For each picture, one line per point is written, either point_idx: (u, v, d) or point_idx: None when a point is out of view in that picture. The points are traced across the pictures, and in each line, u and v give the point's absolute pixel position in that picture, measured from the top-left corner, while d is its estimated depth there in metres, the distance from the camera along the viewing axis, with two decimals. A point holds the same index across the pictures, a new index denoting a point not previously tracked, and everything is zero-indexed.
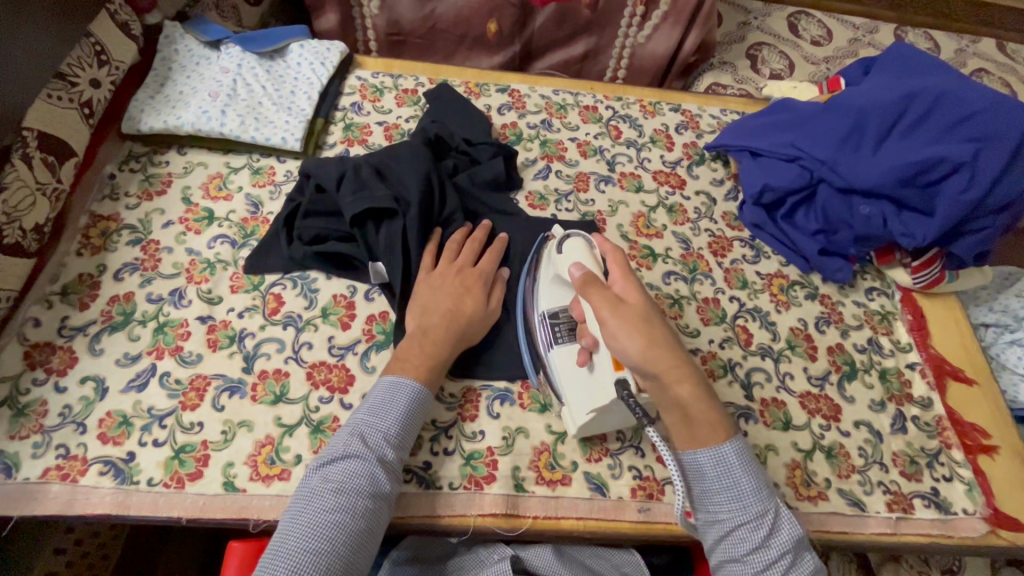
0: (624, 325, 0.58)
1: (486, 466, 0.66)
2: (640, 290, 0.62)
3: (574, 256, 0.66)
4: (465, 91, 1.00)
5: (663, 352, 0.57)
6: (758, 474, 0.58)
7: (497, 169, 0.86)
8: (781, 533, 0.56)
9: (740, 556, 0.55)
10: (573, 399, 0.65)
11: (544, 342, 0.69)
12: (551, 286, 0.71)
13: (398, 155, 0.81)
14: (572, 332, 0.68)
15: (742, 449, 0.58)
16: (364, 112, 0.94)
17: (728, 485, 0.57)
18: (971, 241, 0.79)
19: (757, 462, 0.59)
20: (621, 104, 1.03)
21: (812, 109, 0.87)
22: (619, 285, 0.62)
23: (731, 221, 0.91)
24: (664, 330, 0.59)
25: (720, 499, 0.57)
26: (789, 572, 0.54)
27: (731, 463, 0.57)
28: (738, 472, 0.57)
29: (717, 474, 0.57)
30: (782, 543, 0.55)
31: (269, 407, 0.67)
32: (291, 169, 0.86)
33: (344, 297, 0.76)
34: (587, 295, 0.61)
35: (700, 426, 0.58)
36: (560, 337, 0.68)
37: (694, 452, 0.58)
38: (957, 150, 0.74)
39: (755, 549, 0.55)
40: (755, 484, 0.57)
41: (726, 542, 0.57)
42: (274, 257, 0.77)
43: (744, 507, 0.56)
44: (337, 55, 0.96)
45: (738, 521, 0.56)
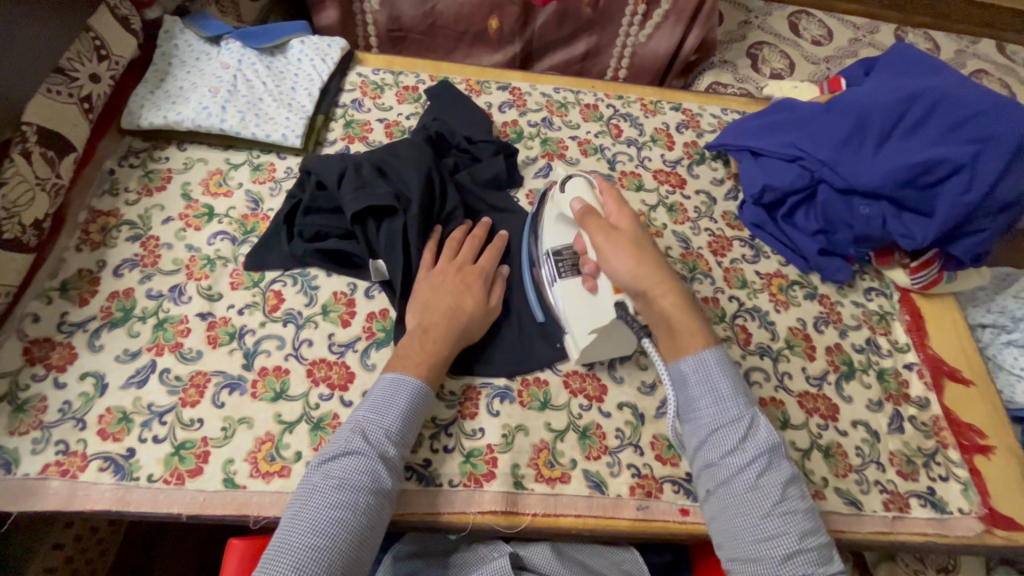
0: (616, 247, 0.62)
1: (485, 463, 0.67)
2: (633, 219, 0.66)
3: (575, 192, 0.69)
4: (466, 88, 1.00)
5: (652, 270, 0.61)
6: (737, 381, 0.59)
7: (498, 167, 0.86)
8: (760, 436, 0.57)
9: (718, 462, 0.56)
10: (576, 325, 0.68)
11: (548, 277, 0.72)
12: (554, 225, 0.73)
13: (400, 153, 0.81)
14: (575, 266, 0.71)
15: (722, 354, 0.60)
16: (365, 109, 0.94)
17: (707, 389, 0.59)
18: (969, 244, 0.79)
19: (739, 371, 0.61)
20: (622, 103, 1.03)
21: (813, 109, 0.87)
22: (614, 214, 0.66)
23: (731, 221, 0.91)
24: (656, 252, 0.63)
25: (701, 404, 0.59)
26: (764, 475, 0.55)
27: (711, 367, 0.59)
28: (717, 375, 0.59)
29: (699, 376, 0.59)
30: (759, 444, 0.56)
31: (269, 404, 0.67)
32: (291, 166, 0.86)
33: (344, 294, 0.76)
34: (584, 224, 0.66)
35: (682, 336, 0.61)
36: (564, 270, 0.70)
37: (679, 360, 0.61)
38: (957, 151, 0.75)
39: (731, 451, 0.56)
40: (735, 388, 0.59)
41: (704, 450, 0.58)
42: (274, 255, 0.77)
43: (723, 411, 0.58)
44: (338, 52, 0.96)
45: (715, 423, 0.57)
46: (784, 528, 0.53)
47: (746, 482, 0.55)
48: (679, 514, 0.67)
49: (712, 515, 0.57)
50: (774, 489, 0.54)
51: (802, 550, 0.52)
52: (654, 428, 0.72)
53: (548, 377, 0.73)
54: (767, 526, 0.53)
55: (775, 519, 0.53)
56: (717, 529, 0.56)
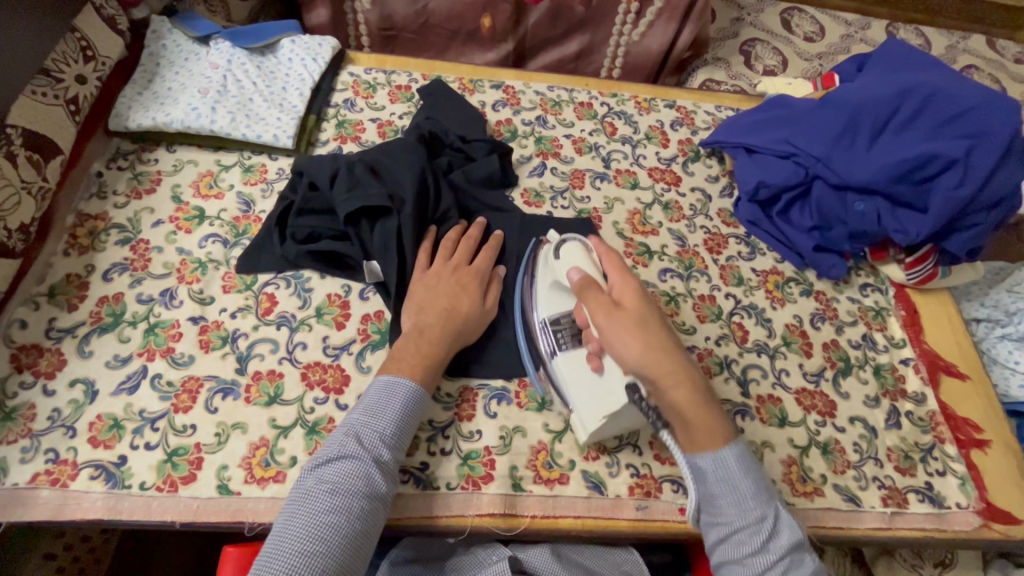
0: (619, 328, 0.58)
1: (483, 466, 0.66)
2: (637, 292, 0.61)
3: (571, 261, 0.67)
4: (459, 87, 0.99)
5: (660, 355, 0.57)
6: (759, 478, 0.57)
7: (492, 166, 0.86)
8: (782, 532, 0.55)
9: (741, 563, 0.54)
10: (582, 407, 0.64)
11: (546, 348, 0.68)
12: (550, 292, 0.70)
13: (393, 153, 0.80)
14: (576, 336, 0.68)
15: (741, 449, 0.57)
16: (357, 108, 0.93)
17: (728, 487, 0.56)
18: (964, 238, 0.79)
19: (758, 464, 0.58)
20: (616, 100, 1.03)
21: (807, 106, 0.87)
22: (616, 286, 0.63)
23: (726, 218, 0.91)
24: (663, 332, 0.59)
25: (722, 499, 0.56)
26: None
27: (731, 466, 0.56)
28: (738, 474, 0.56)
29: (721, 475, 0.56)
30: (782, 545, 0.54)
31: (263, 408, 0.66)
32: (283, 167, 0.85)
33: (338, 296, 0.75)
34: (584, 299, 0.62)
35: (695, 429, 0.57)
36: (563, 342, 0.67)
37: (696, 455, 0.57)
38: (950, 146, 0.75)
39: (755, 554, 0.54)
40: (757, 487, 0.56)
41: (726, 549, 0.55)
42: (267, 258, 0.76)
43: (746, 510, 0.55)
44: (329, 51, 0.95)
45: (737, 524, 0.55)
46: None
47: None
48: (679, 513, 0.67)
49: None
50: None
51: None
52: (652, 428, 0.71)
53: None
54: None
55: None
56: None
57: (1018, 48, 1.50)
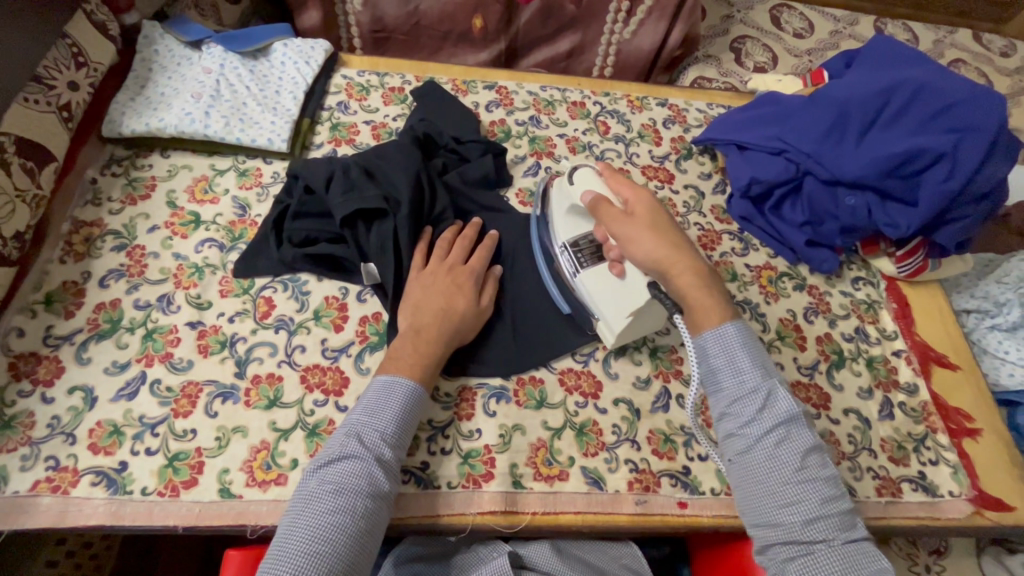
0: (632, 230, 0.65)
1: (483, 464, 0.67)
2: (648, 203, 0.67)
3: (585, 183, 0.73)
4: (452, 89, 1.00)
5: (670, 250, 0.63)
6: (757, 354, 0.59)
7: (487, 167, 0.86)
8: (779, 403, 0.57)
9: (738, 431, 0.57)
10: (608, 312, 0.69)
11: (568, 268, 0.73)
12: (566, 218, 0.75)
13: (387, 155, 0.80)
14: (594, 254, 0.73)
15: (743, 327, 0.61)
16: (351, 111, 0.94)
17: (725, 361, 0.59)
18: (952, 231, 0.80)
19: (758, 343, 0.61)
20: (609, 99, 1.03)
21: (796, 102, 0.88)
22: (628, 199, 0.69)
23: (719, 215, 0.91)
24: (672, 232, 0.65)
25: (720, 377, 0.59)
26: (783, 443, 0.56)
27: (730, 340, 0.60)
28: (736, 348, 0.59)
29: (719, 348, 0.60)
30: (778, 413, 0.56)
31: (263, 412, 0.66)
32: (278, 170, 0.85)
33: (336, 298, 0.75)
34: (598, 214, 0.69)
35: (698, 311, 0.62)
36: (584, 260, 0.73)
37: (700, 335, 0.61)
38: (938, 140, 0.76)
39: (750, 420, 0.57)
40: (757, 361, 0.59)
41: (725, 420, 0.59)
42: (264, 262, 0.76)
43: (743, 380, 0.58)
44: (322, 54, 0.95)
45: (734, 397, 0.58)
46: (805, 493, 0.54)
47: (767, 451, 0.56)
48: (678, 507, 0.68)
49: (735, 481, 0.58)
50: (792, 457, 0.55)
51: (824, 515, 0.53)
52: (650, 423, 0.72)
53: (543, 375, 0.73)
54: (788, 493, 0.54)
55: (794, 486, 0.54)
56: (741, 496, 0.57)
57: (1003, 42, 1.52)
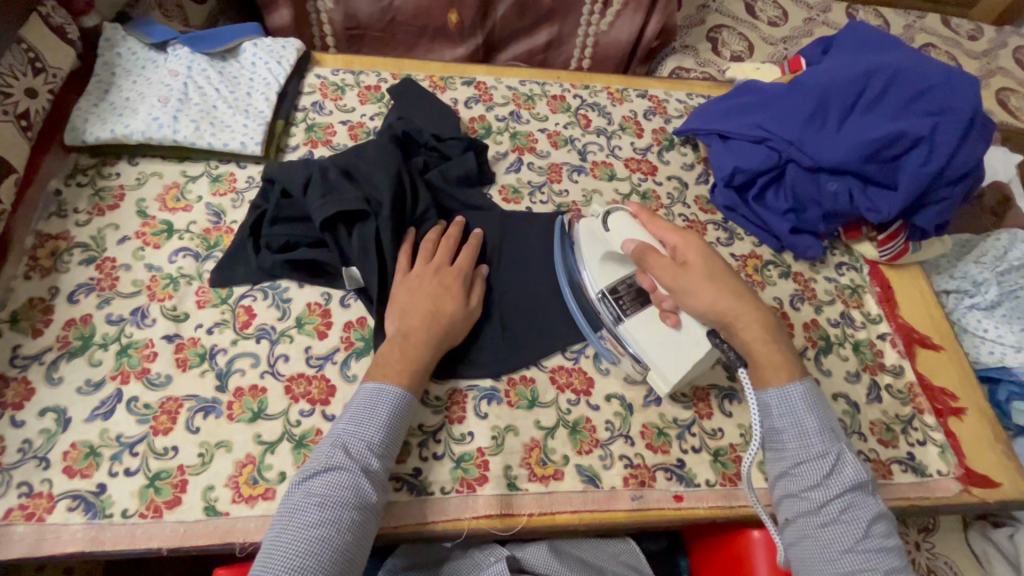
0: (695, 284, 0.63)
1: (477, 468, 0.66)
2: (698, 249, 0.66)
3: (625, 231, 0.70)
4: (430, 85, 0.98)
5: (734, 303, 0.63)
6: (824, 418, 0.61)
7: (468, 165, 0.84)
8: (845, 469, 0.58)
9: (800, 493, 0.59)
10: (661, 363, 0.68)
11: (611, 317, 0.71)
12: (602, 265, 0.73)
13: (365, 154, 0.78)
14: (635, 300, 0.71)
15: (810, 387, 0.62)
16: (326, 111, 0.91)
17: (792, 424, 0.60)
18: (932, 213, 0.81)
19: (826, 405, 0.62)
20: (589, 92, 1.02)
21: (776, 89, 0.87)
22: (679, 248, 0.67)
23: (703, 205, 0.91)
24: (731, 281, 0.65)
25: (785, 438, 0.61)
26: (847, 510, 0.57)
27: (796, 401, 0.61)
28: (802, 411, 0.60)
29: (785, 408, 0.61)
30: (844, 481, 0.58)
31: (248, 425, 0.64)
32: (252, 175, 0.83)
33: (318, 304, 0.73)
34: (647, 265, 0.66)
35: (765, 366, 0.62)
36: (626, 307, 0.71)
37: (765, 391, 0.62)
38: (916, 125, 0.76)
39: (815, 485, 0.58)
40: (826, 427, 0.60)
41: (785, 480, 0.60)
42: (242, 270, 0.74)
43: (809, 445, 0.59)
44: (294, 53, 0.92)
45: (800, 460, 0.59)
46: (868, 562, 0.55)
47: (830, 517, 0.57)
48: (674, 500, 0.67)
49: (792, 542, 0.59)
50: (857, 525, 0.56)
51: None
52: (643, 417, 0.72)
53: (534, 374, 0.73)
54: (850, 561, 0.55)
55: (858, 555, 0.55)
56: (798, 556, 0.59)
57: (970, 25, 1.55)
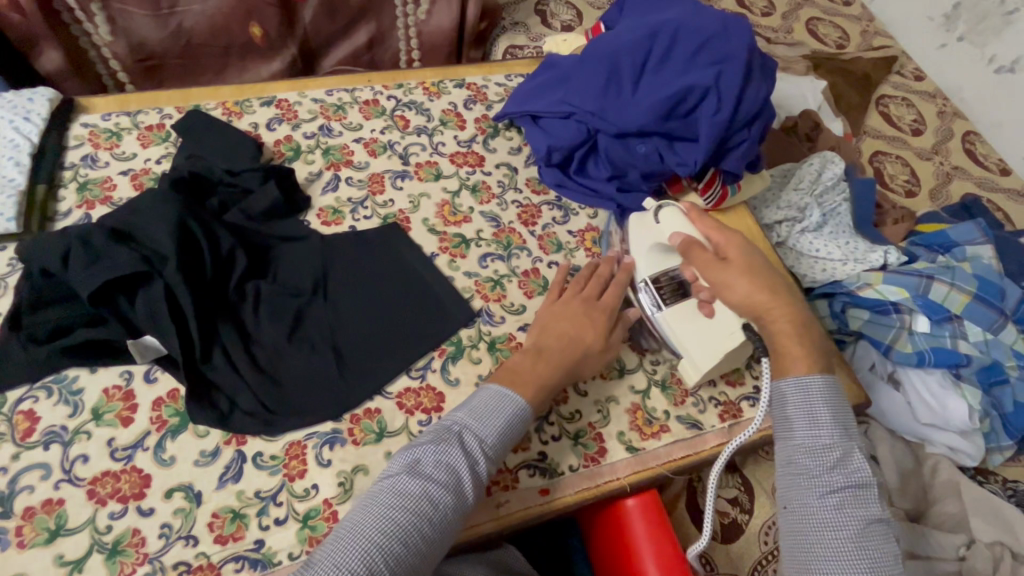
0: (729, 275, 0.67)
1: (326, 522, 0.61)
2: (739, 245, 0.69)
3: (672, 222, 0.75)
4: (224, 113, 0.89)
5: (767, 296, 0.65)
6: (841, 411, 0.61)
7: (272, 196, 0.77)
8: (856, 466, 0.58)
9: (804, 481, 0.59)
10: (696, 352, 0.72)
11: (650, 305, 0.74)
12: (649, 253, 0.76)
13: (140, 208, 0.69)
14: (676, 293, 0.74)
15: (830, 379, 0.62)
16: (101, 164, 0.81)
17: (804, 410, 0.61)
18: (737, 157, 0.84)
19: (846, 402, 0.62)
20: (404, 91, 0.98)
21: (576, 61, 0.87)
22: (721, 243, 0.70)
23: (535, 186, 0.91)
24: (772, 278, 0.67)
25: (795, 422, 0.61)
26: (846, 505, 0.57)
27: (813, 391, 0.61)
28: (817, 401, 0.61)
29: (801, 396, 0.61)
30: (853, 479, 0.58)
31: (45, 547, 0.56)
32: (14, 255, 0.71)
33: (118, 388, 0.64)
34: (690, 257, 0.70)
35: (788, 357, 0.63)
36: (666, 298, 0.74)
37: (782, 379, 0.63)
38: (702, 76, 0.78)
39: (817, 474, 0.58)
40: (841, 425, 0.60)
41: (788, 466, 0.61)
42: (9, 369, 0.63)
43: (817, 435, 0.60)
44: (44, 105, 0.81)
45: (806, 446, 0.60)
46: (863, 560, 0.55)
47: (830, 507, 0.57)
48: (540, 495, 0.67)
49: (789, 528, 0.60)
50: (856, 520, 0.56)
51: None
52: None
53: (379, 404, 0.69)
54: (842, 557, 0.55)
55: (854, 546, 0.55)
56: (792, 545, 0.59)
57: None
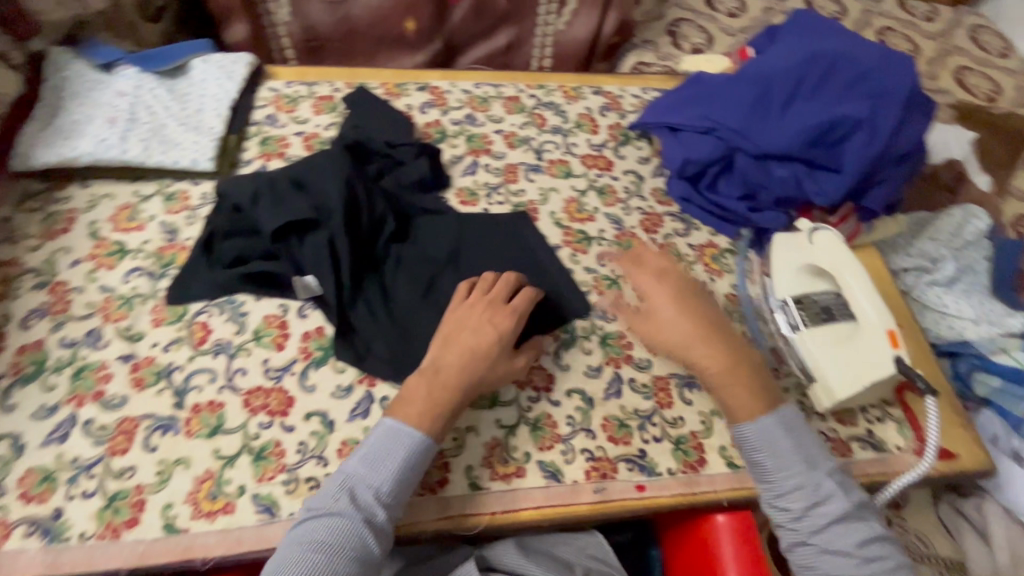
0: (653, 318, 0.70)
1: (438, 470, 0.67)
2: (670, 291, 0.71)
3: (828, 247, 0.80)
4: (384, 93, 0.98)
5: (698, 347, 0.67)
6: (802, 441, 0.63)
7: (422, 170, 0.85)
8: (829, 494, 0.61)
9: (794, 518, 0.61)
10: (832, 375, 0.73)
11: (789, 325, 0.77)
12: (795, 275, 0.80)
13: (315, 164, 0.78)
14: (815, 317, 0.77)
15: (784, 416, 0.64)
16: (280, 124, 0.91)
17: (769, 449, 0.63)
18: (880, 193, 0.82)
19: (803, 432, 0.65)
20: (544, 92, 1.03)
21: (722, 81, 0.89)
22: (646, 286, 0.72)
23: (660, 197, 0.92)
24: (711, 320, 0.69)
25: (765, 465, 0.63)
26: (843, 533, 0.59)
27: (772, 430, 0.63)
28: (779, 436, 0.63)
29: (762, 442, 0.63)
30: (833, 510, 0.60)
31: (207, 440, 0.64)
32: (206, 191, 0.83)
33: (276, 317, 0.73)
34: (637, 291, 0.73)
35: (733, 403, 0.65)
36: (807, 320, 0.76)
37: (740, 425, 0.64)
38: (856, 108, 0.78)
39: (804, 507, 0.61)
40: (800, 457, 0.62)
41: (773, 508, 0.63)
42: (196, 286, 0.73)
43: (789, 475, 0.62)
44: (243, 67, 0.92)
45: (787, 481, 0.62)
46: None
47: (827, 544, 0.59)
48: (636, 491, 0.68)
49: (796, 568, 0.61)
50: (854, 545, 0.59)
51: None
52: (604, 410, 0.72)
53: None
54: None
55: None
56: None
57: (926, 7, 1.58)
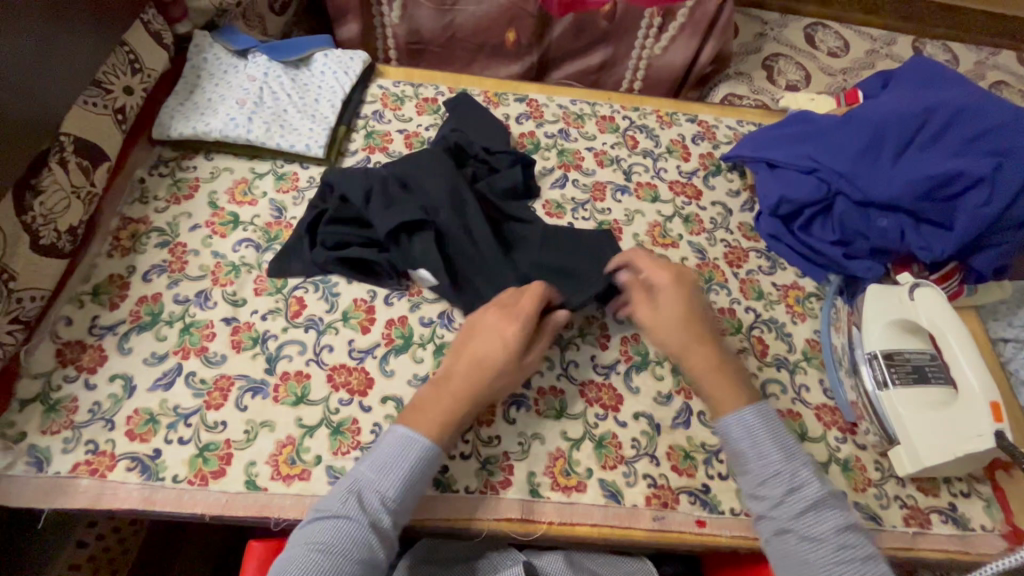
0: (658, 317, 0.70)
1: (502, 471, 0.68)
2: (677, 294, 0.70)
3: (927, 304, 0.77)
4: (484, 100, 1.02)
5: (695, 352, 0.68)
6: (782, 439, 0.62)
7: (515, 178, 0.88)
8: (806, 486, 0.59)
9: (771, 512, 0.59)
10: (919, 440, 0.70)
11: (875, 380, 0.75)
12: (887, 330, 0.77)
13: (418, 162, 0.82)
14: (903, 376, 0.74)
15: (761, 414, 0.63)
16: (385, 120, 0.97)
17: (751, 446, 0.62)
18: (989, 257, 0.79)
19: (784, 430, 0.63)
20: (638, 114, 1.04)
21: (830, 122, 0.87)
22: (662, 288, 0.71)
23: (747, 232, 0.91)
24: (705, 331, 0.69)
25: (745, 459, 0.62)
26: (816, 522, 0.57)
27: (751, 423, 0.63)
28: (759, 430, 0.62)
29: (741, 436, 0.62)
30: (809, 497, 0.59)
31: (291, 407, 0.68)
32: (314, 175, 0.88)
33: (364, 301, 0.77)
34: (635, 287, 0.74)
35: (716, 396, 0.66)
36: (895, 377, 0.74)
37: (724, 417, 0.64)
38: (977, 165, 0.75)
39: (780, 501, 0.59)
40: (779, 448, 0.62)
41: (754, 499, 0.61)
42: (296, 262, 0.78)
43: (768, 463, 0.61)
44: (360, 64, 0.98)
45: (765, 473, 0.61)
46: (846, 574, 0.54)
47: (805, 531, 0.57)
48: (695, 525, 0.67)
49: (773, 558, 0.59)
50: (829, 535, 0.56)
51: None
52: (670, 439, 0.72)
53: (564, 386, 0.74)
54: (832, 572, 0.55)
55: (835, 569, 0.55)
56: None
57: None
